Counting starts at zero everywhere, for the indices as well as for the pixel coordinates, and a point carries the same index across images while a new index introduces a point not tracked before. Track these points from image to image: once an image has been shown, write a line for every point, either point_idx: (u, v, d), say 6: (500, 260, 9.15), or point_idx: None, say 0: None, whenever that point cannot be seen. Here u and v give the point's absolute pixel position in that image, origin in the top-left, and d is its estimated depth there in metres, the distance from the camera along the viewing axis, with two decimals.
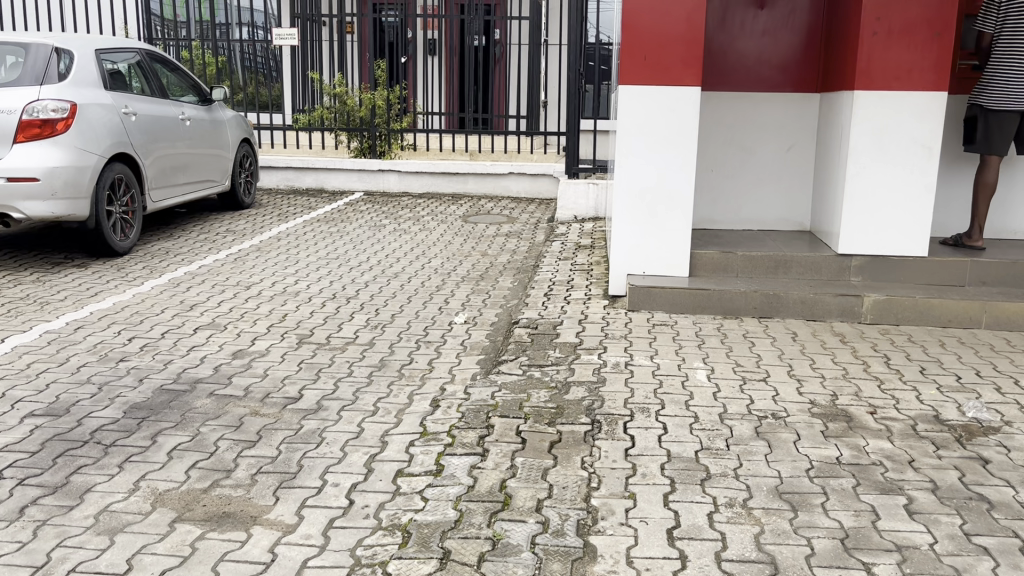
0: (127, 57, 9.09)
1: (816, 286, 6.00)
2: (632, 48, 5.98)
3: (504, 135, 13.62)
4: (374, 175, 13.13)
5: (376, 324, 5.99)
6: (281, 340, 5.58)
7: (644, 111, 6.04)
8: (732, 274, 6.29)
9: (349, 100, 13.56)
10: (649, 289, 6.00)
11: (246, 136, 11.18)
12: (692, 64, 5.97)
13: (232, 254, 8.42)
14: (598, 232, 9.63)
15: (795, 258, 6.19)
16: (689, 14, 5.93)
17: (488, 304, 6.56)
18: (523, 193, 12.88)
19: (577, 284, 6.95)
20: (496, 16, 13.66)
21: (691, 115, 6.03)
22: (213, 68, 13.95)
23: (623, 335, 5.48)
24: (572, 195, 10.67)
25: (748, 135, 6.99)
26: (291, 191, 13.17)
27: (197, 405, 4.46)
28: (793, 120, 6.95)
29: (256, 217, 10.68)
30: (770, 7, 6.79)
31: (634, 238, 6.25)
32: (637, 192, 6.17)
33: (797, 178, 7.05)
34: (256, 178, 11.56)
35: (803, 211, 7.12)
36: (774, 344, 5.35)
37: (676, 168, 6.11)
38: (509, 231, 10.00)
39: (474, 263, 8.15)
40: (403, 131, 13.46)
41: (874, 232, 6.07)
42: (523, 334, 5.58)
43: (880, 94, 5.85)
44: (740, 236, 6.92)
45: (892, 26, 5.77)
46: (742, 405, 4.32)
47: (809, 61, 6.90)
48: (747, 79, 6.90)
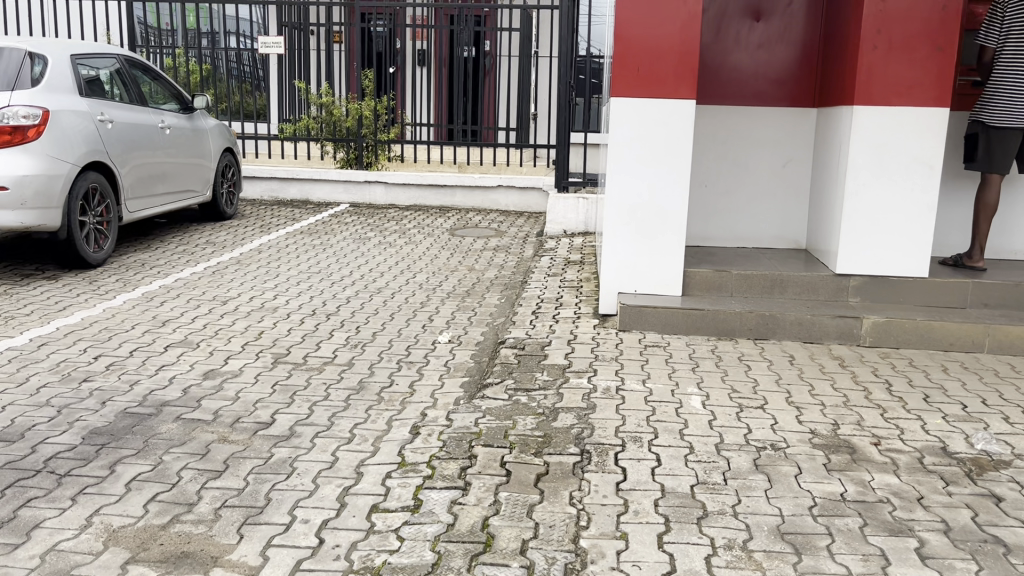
0: (106, 63, 8.85)
1: (813, 307, 5.80)
2: (624, 58, 5.79)
3: (493, 148, 13.43)
4: (361, 187, 12.90)
5: (357, 342, 5.74)
6: (256, 360, 5.31)
7: (637, 124, 5.84)
8: (726, 293, 6.09)
9: (336, 110, 13.31)
10: (640, 308, 5.78)
11: (229, 145, 10.93)
12: (686, 76, 5.78)
13: (211, 267, 8.15)
14: (588, 247, 9.43)
15: (792, 277, 5.99)
16: (684, 24, 5.74)
17: (474, 322, 6.32)
18: (512, 206, 12.68)
19: (566, 302, 6.73)
20: (486, 27, 13.50)
21: (685, 129, 5.83)
22: (197, 76, 13.71)
23: (614, 357, 5.25)
24: (562, 209, 10.46)
25: (743, 150, 6.80)
26: (275, 202, 12.93)
27: (161, 431, 4.20)
28: (789, 135, 6.77)
29: (238, 228, 10.42)
30: (766, 19, 6.62)
31: (626, 255, 6.04)
32: (629, 208, 5.96)
33: (793, 194, 6.86)
34: (239, 188, 11.31)
35: (798, 229, 6.93)
36: (771, 368, 5.13)
37: (669, 183, 5.91)
38: (496, 245, 9.78)
39: (461, 278, 7.92)
40: (390, 143, 13.24)
41: (873, 251, 5.88)
42: (510, 355, 5.34)
43: (880, 109, 5.68)
44: (734, 254, 6.72)
45: (893, 40, 5.61)
46: (740, 435, 4.10)
47: (805, 76, 6.72)
48: (742, 93, 6.72)
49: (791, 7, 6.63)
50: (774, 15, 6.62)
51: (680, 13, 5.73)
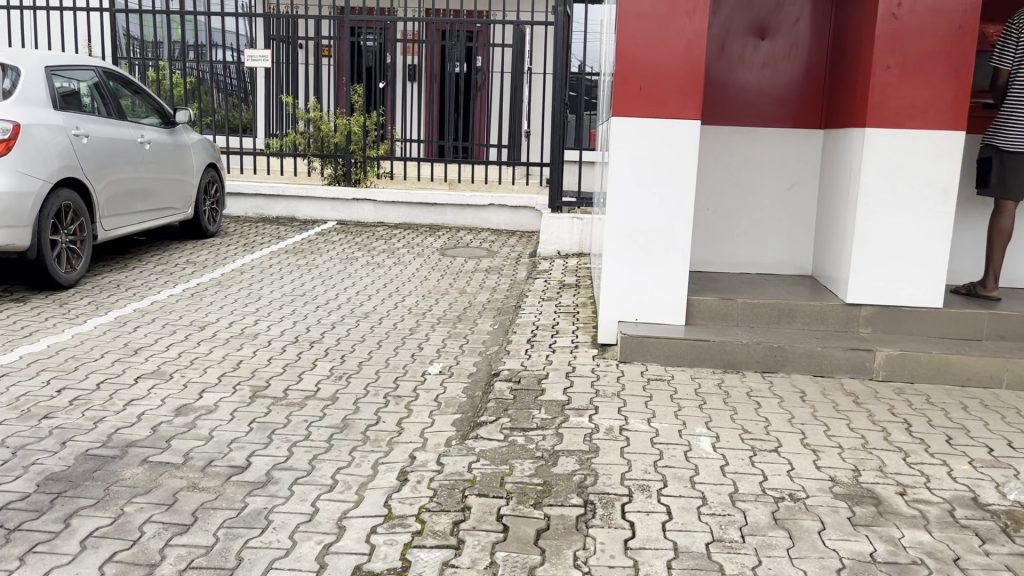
0: (84, 75, 8.52)
1: (823, 339, 5.51)
2: (626, 76, 5.52)
3: (484, 166, 13.16)
4: (348, 205, 12.59)
5: (341, 374, 5.39)
6: (232, 394, 4.96)
7: (639, 145, 5.57)
8: (731, 322, 5.80)
9: (324, 126, 12.93)
10: (642, 339, 5.48)
11: (212, 160, 10.59)
12: (691, 94, 5.50)
13: (190, 289, 7.79)
14: (583, 269, 9.13)
15: (800, 306, 5.71)
16: (689, 41, 5.48)
17: (465, 351, 5.99)
18: (504, 225, 12.39)
19: (562, 329, 6.41)
20: (478, 43, 13.26)
21: (689, 151, 5.55)
22: (181, 89, 13.40)
23: (616, 392, 4.93)
24: (556, 229, 10.17)
25: (747, 172, 6.54)
26: (261, 219, 12.60)
27: (125, 476, 3.84)
28: (795, 157, 6.52)
29: (220, 247, 10.07)
30: (771, 37, 6.39)
31: (626, 281, 5.74)
32: (630, 232, 5.67)
33: (798, 219, 6.60)
34: (222, 206, 10.97)
35: (804, 254, 6.66)
36: (782, 405, 4.82)
37: (672, 207, 5.62)
38: (488, 267, 9.47)
39: (451, 302, 7.60)
40: (379, 159, 12.94)
41: (885, 280, 5.61)
42: (504, 390, 5.00)
43: (893, 131, 5.43)
44: (737, 280, 6.43)
45: (907, 59, 5.36)
46: (755, 483, 3.78)
47: (811, 96, 6.48)
48: (746, 113, 6.48)
49: (798, 25, 6.39)
50: (780, 32, 6.39)
51: (685, 30, 5.46)
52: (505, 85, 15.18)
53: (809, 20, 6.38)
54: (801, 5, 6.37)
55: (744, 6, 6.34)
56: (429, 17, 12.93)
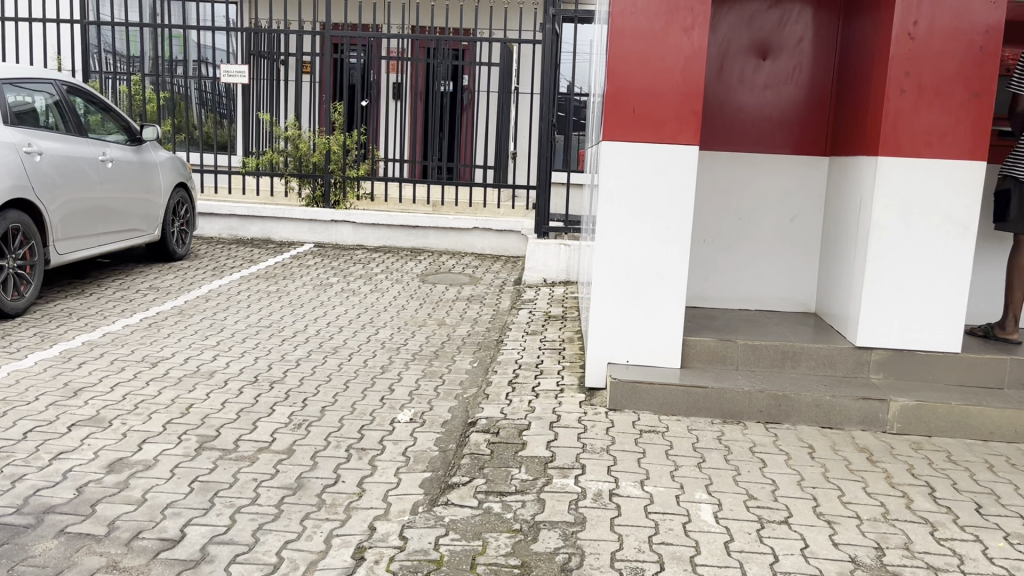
0: (46, 89, 8.02)
1: (831, 386, 5.04)
2: (618, 97, 5.08)
3: (469, 187, 12.73)
4: (326, 226, 12.10)
5: (301, 422, 4.86)
6: (176, 445, 4.42)
7: (631, 171, 5.11)
8: (731, 366, 5.33)
9: (303, 143, 12.44)
10: (634, 385, 4.99)
11: (182, 180, 10.09)
12: (689, 118, 5.06)
13: (148, 318, 7.25)
14: (569, 300, 8.66)
15: (806, 349, 5.25)
16: (687, 60, 5.03)
17: (441, 393, 5.48)
18: (488, 250, 11.93)
19: (547, 369, 5.91)
20: (464, 62, 12.91)
21: (687, 179, 5.09)
22: (155, 104, 12.92)
23: (604, 448, 4.43)
24: (542, 255, 9.70)
25: (746, 202, 6.12)
26: (234, 240, 12.10)
27: (35, 553, 3.30)
28: (798, 187, 6.10)
29: (187, 271, 9.54)
30: (773, 57, 5.98)
31: (617, 319, 5.26)
32: (622, 266, 5.20)
33: (801, 251, 6.16)
34: (193, 227, 10.44)
35: (807, 290, 6.22)
36: (790, 464, 4.34)
37: (667, 240, 5.16)
38: (470, 295, 9.00)
39: (428, 335, 7.10)
40: (360, 179, 12.47)
41: (897, 322, 5.16)
42: (480, 442, 4.50)
43: (908, 160, 5.01)
44: (736, 318, 5.97)
45: (923, 82, 4.95)
46: (765, 566, 3.28)
47: (816, 120, 6.07)
48: (746, 137, 6.08)
49: (801, 45, 5.99)
50: (782, 52, 5.98)
51: (682, 48, 5.02)
52: (492, 105, 14.76)
53: (812, 40, 5.98)
54: (804, 24, 5.97)
55: (744, 24, 5.95)
56: (416, 34, 12.53)
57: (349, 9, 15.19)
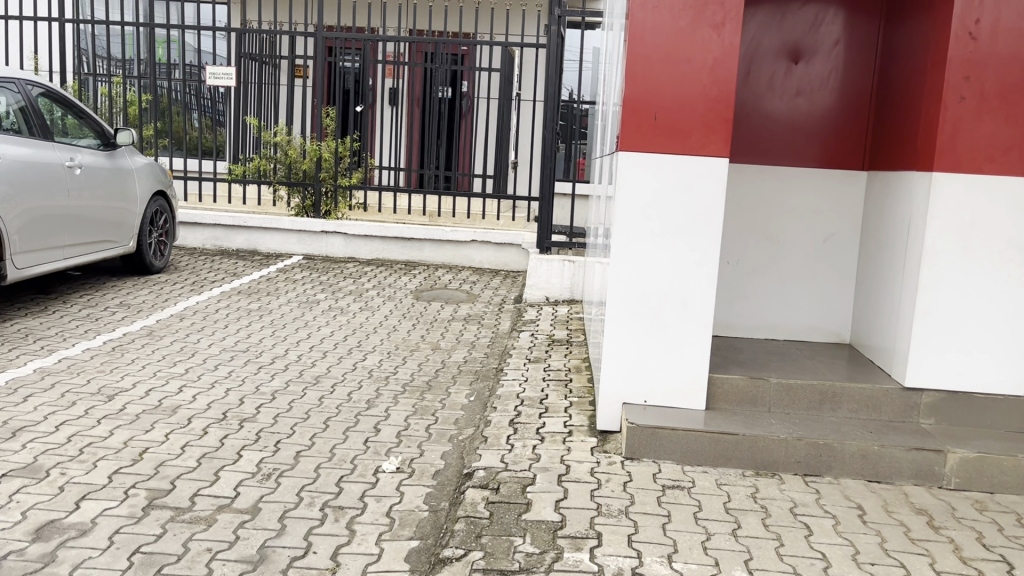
0: (10, 89, 7.40)
1: (879, 434, 4.42)
2: (638, 102, 4.48)
3: (468, 198, 12.14)
4: (317, 237, 11.48)
5: (271, 472, 4.23)
6: (120, 504, 3.78)
7: (650, 187, 4.50)
8: (762, 408, 4.71)
9: (292, 150, 11.80)
10: (654, 431, 4.37)
11: (162, 187, 9.46)
12: (718, 127, 4.45)
13: (113, 340, 6.61)
14: (574, 322, 8.05)
15: (848, 390, 4.63)
16: (716, 61, 4.42)
17: (433, 435, 4.85)
18: (487, 264, 11.32)
19: (553, 406, 5.28)
20: (464, 66, 12.34)
21: (714, 196, 4.48)
22: (137, 107, 12.33)
23: (622, 510, 3.80)
24: (545, 272, 9.08)
25: (775, 221, 5.51)
26: (219, 252, 11.49)
27: None
28: (833, 204, 5.49)
29: (164, 285, 8.90)
30: (805, 61, 5.39)
31: (633, 354, 4.63)
32: (640, 293, 4.58)
33: (836, 277, 5.54)
34: (172, 238, 9.81)
35: (840, 319, 5.61)
36: (840, 532, 3.70)
37: (692, 265, 4.53)
38: (467, 314, 8.37)
39: (421, 361, 6.48)
40: (352, 188, 11.85)
41: (953, 361, 4.55)
42: (478, 501, 3.86)
43: (968, 178, 4.40)
44: (765, 351, 5.35)
45: (986, 87, 4.35)
46: None
47: (852, 131, 5.47)
48: (775, 149, 5.49)
49: (836, 48, 5.39)
50: (815, 55, 5.38)
51: (711, 47, 4.41)
52: (492, 112, 14.15)
53: (849, 43, 5.39)
54: (839, 25, 5.37)
55: (774, 25, 5.37)
56: (414, 37, 11.95)
57: (344, 11, 14.58)
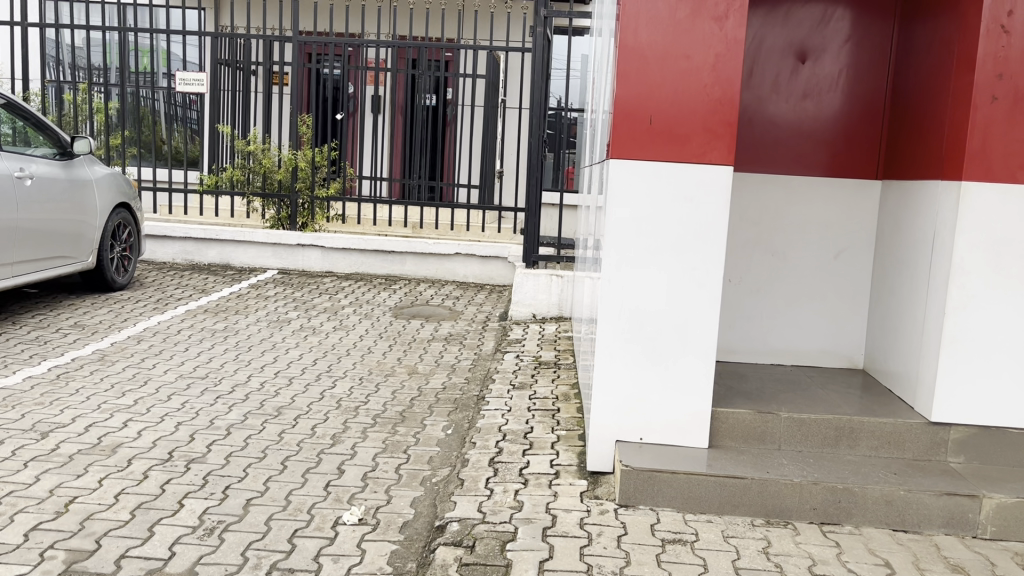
0: None
1: (904, 476, 3.93)
2: (631, 104, 4.00)
3: (452, 208, 11.67)
4: (292, 251, 10.96)
5: (214, 526, 3.69)
6: (32, 570, 3.24)
7: (645, 199, 4.02)
8: (771, 445, 4.21)
9: (266, 159, 11.26)
10: (652, 475, 3.87)
11: (125, 199, 8.92)
12: (722, 132, 3.96)
13: (59, 366, 6.06)
14: (562, 341, 7.55)
15: (867, 425, 4.15)
16: (719, 57, 3.94)
17: (404, 477, 4.32)
18: (471, 277, 10.81)
19: (538, 441, 4.77)
20: (447, 72, 11.86)
21: (717, 208, 3.99)
22: (103, 115, 11.80)
23: (616, 572, 3.28)
24: (531, 287, 8.57)
25: (781, 235, 5.03)
26: (189, 266, 10.96)
27: None
28: (843, 217, 5.03)
29: (126, 304, 8.35)
30: (813, 60, 4.93)
31: (627, 385, 4.14)
32: (635, 318, 4.09)
33: (848, 296, 5.07)
34: (136, 252, 9.26)
35: (852, 341, 5.13)
36: None
37: (693, 285, 4.04)
38: (448, 333, 7.86)
39: (394, 387, 5.96)
40: (330, 200, 11.34)
41: (985, 392, 4.06)
42: (450, 564, 3.34)
43: (1001, 188, 3.94)
44: (771, 379, 4.85)
45: (1020, 86, 3.90)
46: None
47: (865, 136, 5.00)
48: (780, 156, 5.02)
49: (847, 45, 4.93)
50: (823, 53, 4.92)
51: (713, 41, 3.93)
52: (477, 120, 13.69)
53: (860, 40, 4.93)
54: (849, 20, 4.92)
55: (778, 21, 4.92)
56: (395, 42, 11.46)
57: (322, 16, 14.08)
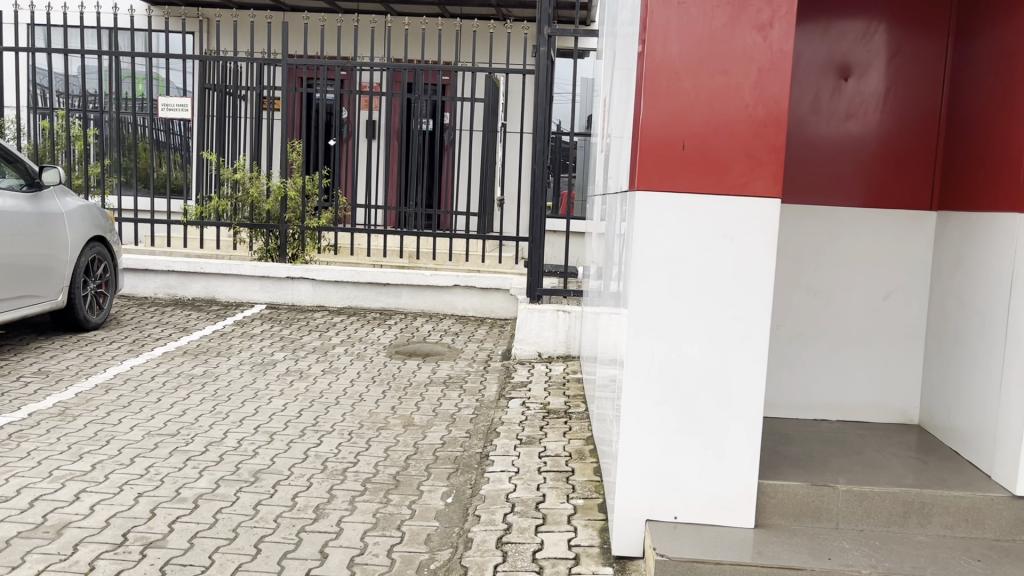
0: None
1: (991, 564, 3.31)
2: (661, 126, 3.42)
3: (451, 238, 11.11)
4: (281, 284, 10.36)
5: None
6: None
7: (676, 237, 3.44)
8: (828, 522, 3.60)
9: (255, 189, 10.70)
10: (692, 566, 3.25)
11: (100, 232, 8.33)
12: (767, 159, 3.39)
13: (14, 423, 5.44)
14: (570, 385, 6.93)
15: (939, 499, 3.55)
16: (762, 72, 3.37)
17: (398, 562, 3.71)
18: (471, 311, 10.21)
19: (552, 513, 4.16)
20: (444, 95, 11.34)
21: (761, 247, 3.41)
22: (82, 143, 11.26)
23: None
24: (536, 324, 7.96)
25: (824, 273, 4.45)
26: (172, 301, 10.37)
27: None
28: (893, 252, 4.45)
29: (99, 345, 7.74)
30: (857, 77, 4.37)
31: (659, 454, 3.53)
32: (667, 375, 3.50)
33: (901, 341, 4.48)
34: (113, 288, 8.68)
35: (907, 393, 4.53)
36: None
37: (735, 337, 3.45)
38: (447, 375, 7.25)
39: (387, 444, 5.33)
40: (322, 230, 10.77)
41: None
42: None
43: None
44: (819, 438, 4.25)
45: None
46: None
47: (917, 161, 4.42)
48: (821, 185, 4.45)
49: (897, 59, 4.36)
50: (869, 69, 4.37)
51: (755, 53, 3.37)
52: (475, 145, 13.16)
53: (910, 52, 4.36)
54: (897, 31, 4.36)
55: (816, 33, 4.38)
56: (391, 65, 10.92)
57: (313, 40, 13.60)
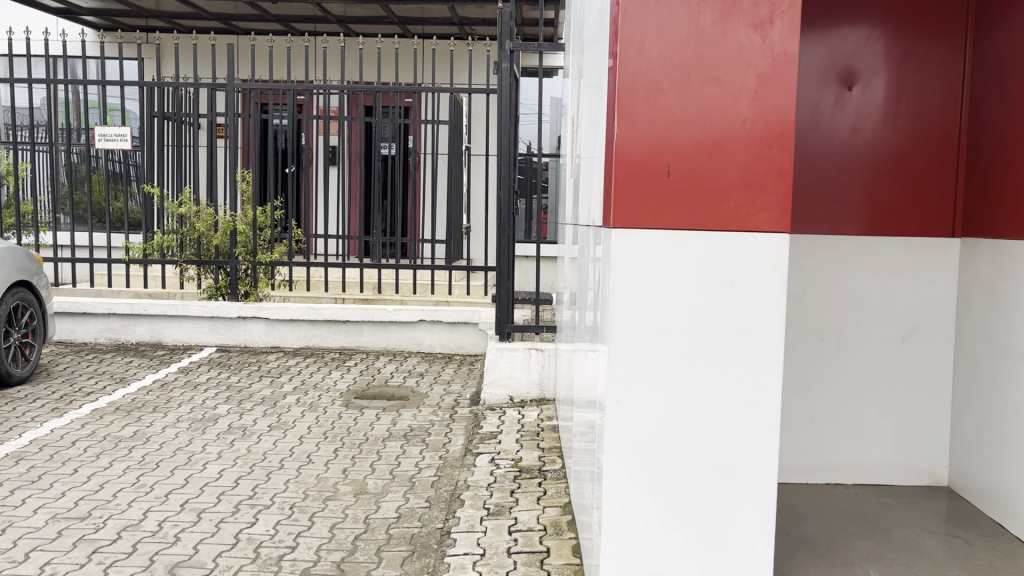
0: None
1: None
2: (640, 150, 2.79)
3: (415, 269, 10.42)
4: (233, 324, 9.60)
5: None
6: None
7: (663, 283, 2.79)
8: None
9: (200, 223, 9.98)
10: None
11: (24, 277, 7.54)
12: (770, 187, 2.75)
13: None
14: (544, 434, 6.24)
15: None
16: (762, 80, 2.75)
17: None
18: (438, 348, 9.51)
19: None
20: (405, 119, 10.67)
21: (766, 294, 2.76)
22: (13, 180, 10.46)
23: None
24: (506, 364, 7.27)
25: (833, 313, 3.83)
26: (113, 346, 9.58)
27: None
28: (911, 286, 3.83)
29: (20, 404, 6.94)
30: (862, 87, 3.78)
31: (648, 549, 2.86)
32: (659, 452, 2.83)
33: (925, 390, 3.85)
34: (41, 338, 7.87)
35: (932, 451, 3.90)
36: None
37: (740, 406, 2.79)
38: (408, 427, 6.53)
39: (332, 520, 4.60)
40: (275, 265, 10.03)
41: None
42: None
43: None
44: (837, 510, 3.60)
45: None
46: None
47: (935, 182, 3.81)
48: (825, 210, 3.83)
49: (906, 65, 3.77)
50: (875, 77, 3.78)
51: (753, 56, 2.74)
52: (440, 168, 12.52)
53: (923, 57, 3.77)
54: (907, 32, 3.77)
55: (814, 35, 3.78)
56: (348, 87, 10.19)
57: (266, 64, 12.94)
